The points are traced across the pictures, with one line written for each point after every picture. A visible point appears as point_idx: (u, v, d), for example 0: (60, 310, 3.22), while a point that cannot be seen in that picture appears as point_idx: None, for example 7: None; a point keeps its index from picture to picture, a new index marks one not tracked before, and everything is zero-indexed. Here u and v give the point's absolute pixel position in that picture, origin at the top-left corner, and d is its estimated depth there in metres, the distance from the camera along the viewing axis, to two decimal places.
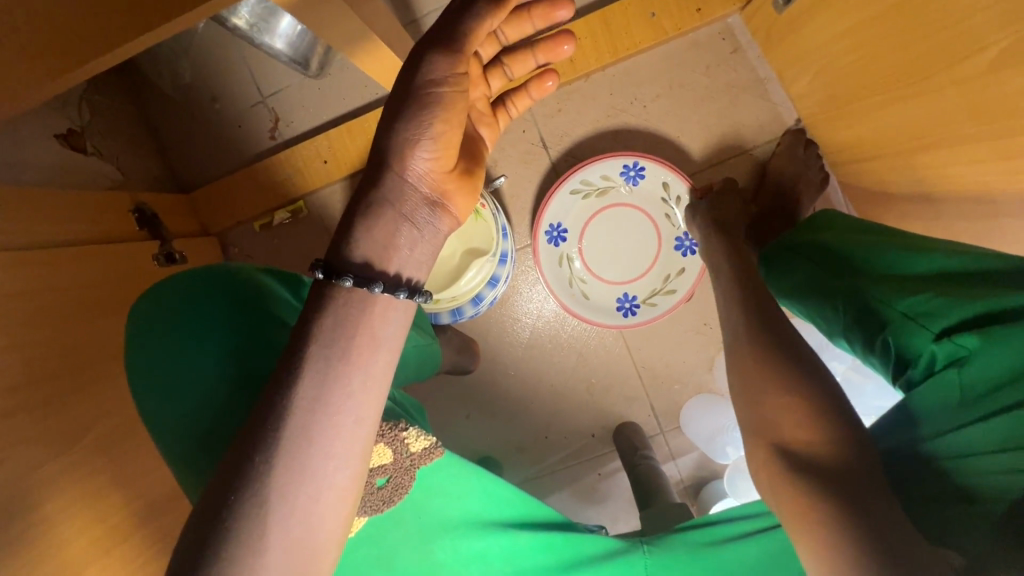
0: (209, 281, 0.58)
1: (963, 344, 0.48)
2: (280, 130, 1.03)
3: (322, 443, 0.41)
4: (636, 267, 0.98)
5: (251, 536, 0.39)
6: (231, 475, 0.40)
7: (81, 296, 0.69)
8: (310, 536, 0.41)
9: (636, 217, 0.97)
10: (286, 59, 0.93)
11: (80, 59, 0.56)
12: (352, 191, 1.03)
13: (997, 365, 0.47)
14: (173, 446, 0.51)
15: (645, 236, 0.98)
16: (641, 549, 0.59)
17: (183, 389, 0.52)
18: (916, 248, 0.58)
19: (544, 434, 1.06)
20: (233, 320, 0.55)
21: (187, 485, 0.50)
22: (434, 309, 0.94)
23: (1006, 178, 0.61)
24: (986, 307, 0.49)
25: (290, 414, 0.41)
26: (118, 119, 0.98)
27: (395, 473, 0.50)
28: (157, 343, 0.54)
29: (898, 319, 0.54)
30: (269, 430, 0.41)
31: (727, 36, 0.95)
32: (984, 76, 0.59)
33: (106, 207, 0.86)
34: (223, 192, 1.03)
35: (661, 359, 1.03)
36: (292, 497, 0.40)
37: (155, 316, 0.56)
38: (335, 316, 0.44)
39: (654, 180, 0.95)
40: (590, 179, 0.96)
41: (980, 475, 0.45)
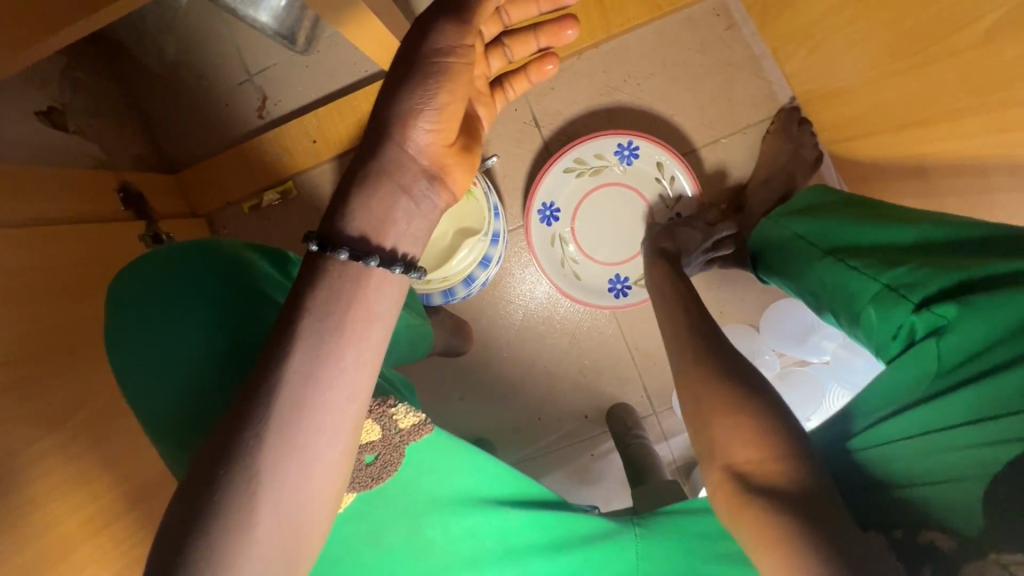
0: (193, 257, 0.57)
1: (942, 314, 0.47)
2: (267, 109, 1.01)
3: (314, 417, 0.41)
4: (629, 248, 0.98)
5: (241, 511, 0.38)
6: (221, 448, 0.40)
7: (65, 275, 0.68)
8: (300, 512, 0.40)
9: (629, 199, 0.97)
10: (273, 32, 0.91)
11: (55, 25, 0.55)
12: (341, 171, 1.01)
13: (975, 332, 0.45)
14: (157, 421, 0.50)
15: (639, 216, 0.97)
16: (631, 525, 0.61)
17: (167, 364, 0.51)
18: (901, 220, 0.57)
19: (537, 416, 1.06)
20: (224, 297, 0.54)
21: (172, 460, 0.50)
22: (426, 290, 0.93)
23: (1000, 151, 0.60)
24: (966, 276, 0.48)
25: (281, 388, 0.41)
26: (102, 97, 0.96)
27: (384, 449, 0.50)
28: (142, 318, 0.53)
29: (881, 291, 0.53)
30: (260, 404, 0.40)
31: (721, 12, 0.94)
32: (982, 44, 0.59)
33: (92, 186, 0.84)
34: (210, 173, 1.01)
35: (653, 341, 1.03)
36: (283, 471, 0.40)
37: (141, 291, 0.55)
38: (327, 288, 0.44)
39: (649, 159, 0.94)
40: (584, 159, 0.95)
41: (953, 450, 0.44)
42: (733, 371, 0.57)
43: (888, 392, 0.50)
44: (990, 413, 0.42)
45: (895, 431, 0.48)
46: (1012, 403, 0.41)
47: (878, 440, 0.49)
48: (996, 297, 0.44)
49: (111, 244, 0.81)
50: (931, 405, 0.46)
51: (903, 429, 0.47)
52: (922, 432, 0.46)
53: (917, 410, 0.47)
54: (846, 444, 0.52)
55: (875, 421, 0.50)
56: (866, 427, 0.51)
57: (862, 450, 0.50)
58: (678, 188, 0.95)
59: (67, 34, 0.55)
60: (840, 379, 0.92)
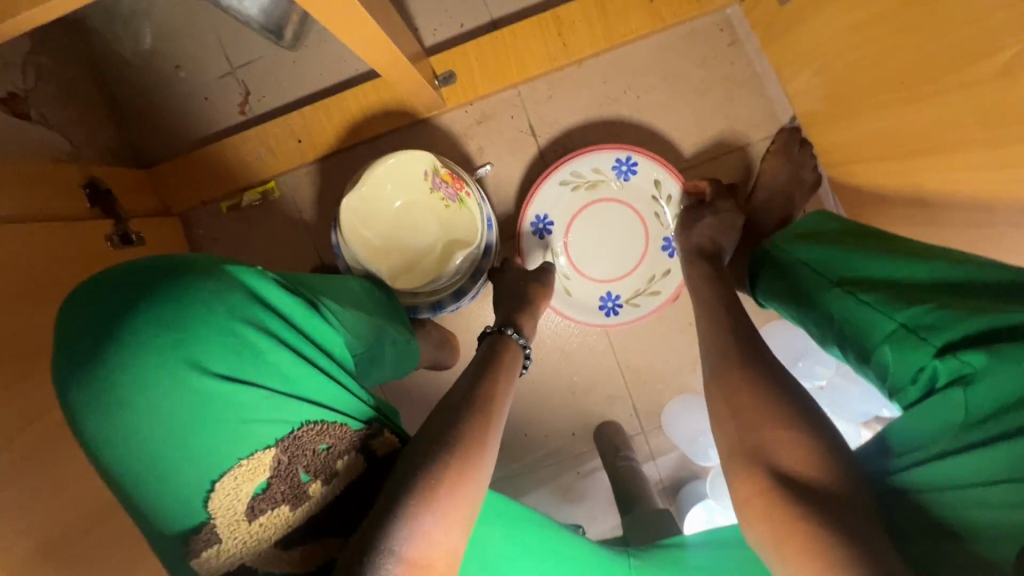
0: (158, 275, 0.48)
1: (969, 361, 0.46)
2: (250, 104, 0.96)
3: (484, 462, 0.48)
4: (624, 265, 0.95)
5: (428, 516, 0.44)
6: (403, 474, 0.46)
7: (18, 280, 0.63)
8: (458, 529, 0.45)
9: (625, 214, 0.94)
10: (258, 24, 0.85)
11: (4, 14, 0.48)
12: (325, 174, 0.97)
13: (1005, 386, 0.45)
14: (120, 473, 0.45)
15: (633, 234, 0.95)
16: (626, 557, 0.63)
17: (134, 415, 0.44)
18: (914, 255, 0.56)
19: (524, 432, 1.04)
20: (285, 366, 0.48)
21: (131, 506, 0.46)
22: (413, 301, 0.87)
23: (1004, 186, 0.60)
24: (991, 323, 0.47)
25: (462, 424, 0.49)
26: (69, 85, 0.90)
27: (321, 472, 0.48)
28: (97, 357, 0.45)
29: (897, 330, 0.52)
30: (444, 434, 0.48)
31: (724, 27, 0.93)
32: (994, 80, 0.57)
33: (52, 181, 0.78)
34: (187, 170, 0.95)
35: (645, 360, 1.01)
36: (458, 490, 0.46)
37: (95, 320, 0.46)
38: (477, 377, 0.57)
39: (646, 176, 0.92)
40: (581, 171, 0.92)
41: (985, 510, 0.44)
42: (743, 401, 0.55)
43: (912, 434, 0.50)
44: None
45: (930, 479, 0.47)
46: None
47: (919, 486, 0.48)
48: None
49: (76, 244, 0.75)
50: (960, 457, 0.45)
51: (938, 479, 0.47)
52: (955, 483, 0.46)
53: (949, 460, 0.46)
54: (881, 488, 0.51)
55: (907, 466, 0.49)
56: (903, 468, 0.50)
57: (902, 494, 0.49)
58: (667, 208, 0.93)
59: (9, 25, 0.49)
60: (838, 410, 0.90)
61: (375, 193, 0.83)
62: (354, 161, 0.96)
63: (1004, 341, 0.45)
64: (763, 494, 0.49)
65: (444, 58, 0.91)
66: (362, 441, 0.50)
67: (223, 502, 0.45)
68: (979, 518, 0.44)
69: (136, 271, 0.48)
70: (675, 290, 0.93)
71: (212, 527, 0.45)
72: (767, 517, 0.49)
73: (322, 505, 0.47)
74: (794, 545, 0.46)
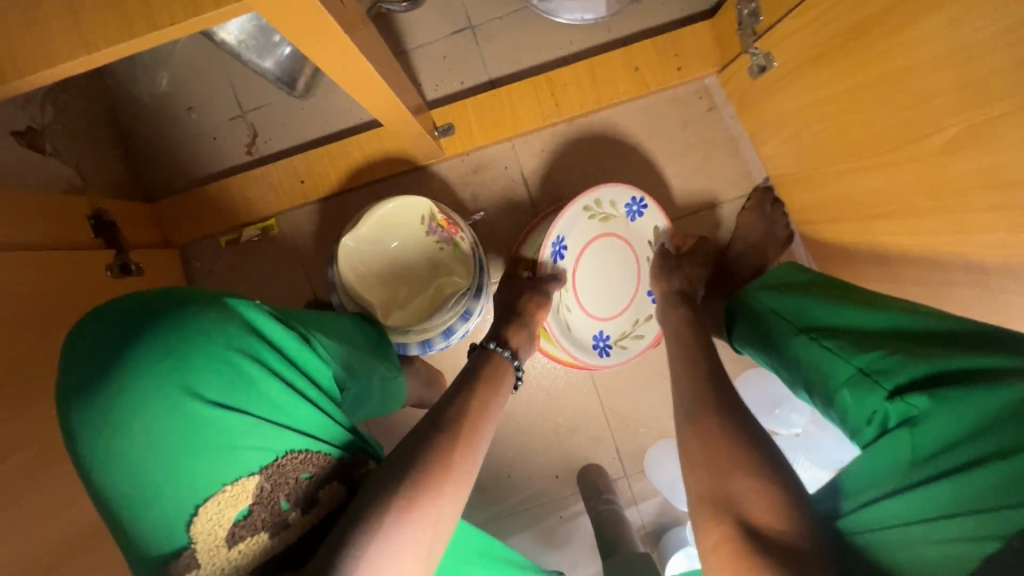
0: (160, 307, 0.49)
1: (913, 404, 0.50)
2: (257, 145, 1.01)
3: (454, 481, 0.50)
4: (615, 305, 1.00)
5: (392, 529, 0.45)
6: (373, 490, 0.48)
7: (19, 308, 0.65)
8: (421, 545, 0.47)
9: (620, 253, 0.99)
10: (273, 77, 0.91)
11: (37, 65, 0.52)
12: (327, 214, 1.01)
13: (946, 424, 0.48)
14: (107, 500, 0.46)
15: (622, 273, 1.00)
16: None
17: (127, 442, 0.45)
18: (867, 305, 0.62)
19: (507, 474, 1.05)
20: (277, 397, 0.50)
21: (116, 532, 0.47)
22: (404, 339, 0.87)
23: (956, 249, 0.66)
24: (932, 367, 0.51)
25: (438, 444, 0.51)
26: (84, 122, 0.94)
27: (300, 501, 0.49)
28: (94, 384, 0.46)
29: (854, 374, 0.56)
30: (420, 453, 0.50)
31: (704, 94, 1.01)
32: (939, 155, 0.63)
33: (59, 210, 0.81)
34: (190, 205, 0.99)
35: (628, 404, 1.04)
36: (427, 506, 0.47)
37: (95, 347, 0.47)
38: (460, 399, 0.59)
39: (651, 221, 0.96)
40: (599, 203, 0.94)
41: (929, 544, 0.44)
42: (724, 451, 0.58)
43: (868, 475, 0.52)
44: (965, 507, 0.43)
45: (880, 517, 0.49)
46: (979, 500, 0.43)
47: (870, 525, 0.49)
48: (962, 391, 0.47)
49: (76, 272, 0.78)
50: (904, 494, 0.48)
51: (890, 517, 0.48)
52: (898, 522, 0.47)
53: (895, 498, 0.48)
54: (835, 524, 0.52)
55: (859, 505, 0.51)
56: (856, 507, 0.51)
57: (855, 532, 0.51)
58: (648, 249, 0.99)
59: (43, 75, 0.53)
60: (811, 456, 0.93)
61: (378, 233, 0.88)
62: (354, 203, 1.00)
63: (943, 384, 0.49)
64: (730, 533, 0.52)
65: (444, 111, 0.97)
66: (343, 469, 0.53)
67: (206, 529, 0.46)
68: (918, 554, 0.45)
69: (143, 300, 0.50)
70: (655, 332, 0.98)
71: (193, 552, 0.45)
72: (736, 542, 0.52)
73: (298, 532, 0.49)
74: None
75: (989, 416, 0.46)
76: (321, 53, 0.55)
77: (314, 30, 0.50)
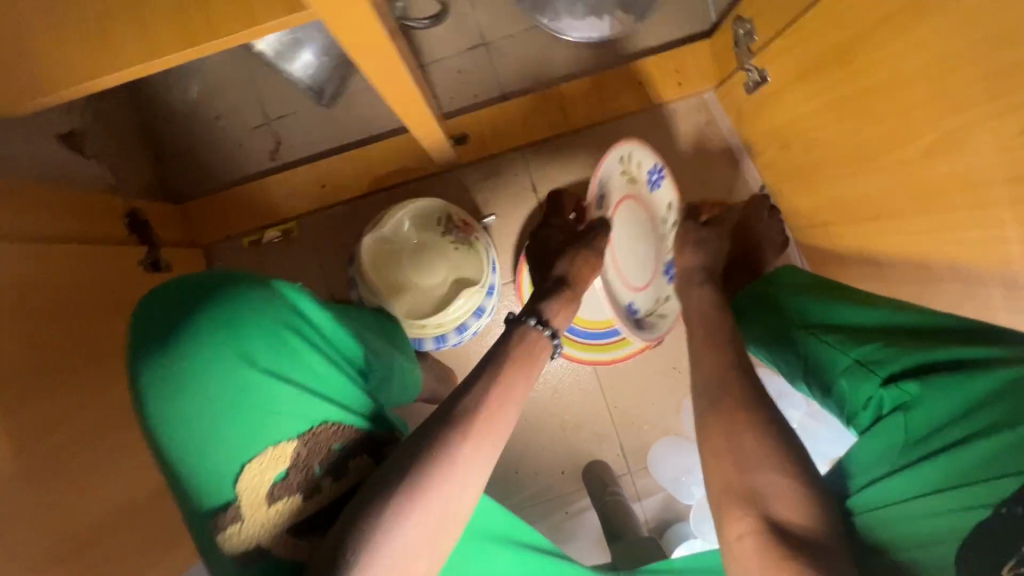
0: (217, 283, 0.55)
1: (906, 390, 0.55)
2: (281, 152, 1.06)
3: (472, 455, 0.51)
4: (642, 278, 0.96)
5: (412, 505, 0.48)
6: (394, 466, 0.50)
7: (61, 300, 0.70)
8: (446, 517, 0.49)
9: (644, 218, 0.95)
10: (303, 85, 0.99)
11: (98, 71, 0.56)
12: (347, 217, 1.06)
13: (937, 410, 0.53)
14: (164, 456, 0.50)
15: (648, 240, 0.95)
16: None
17: (186, 403, 0.50)
18: (861, 303, 0.66)
19: (515, 470, 1.08)
20: (319, 369, 0.54)
21: (170, 487, 0.51)
22: (419, 334, 0.93)
23: (938, 247, 0.71)
24: (916, 360, 0.57)
25: (455, 420, 0.52)
26: (117, 128, 1.00)
27: (333, 470, 0.53)
28: (159, 349, 0.51)
29: (851, 364, 0.61)
30: (439, 429, 0.51)
31: (702, 109, 1.08)
32: (921, 159, 0.68)
33: (99, 208, 0.86)
34: (215, 207, 1.04)
35: (631, 403, 1.08)
36: (445, 481, 0.49)
37: (158, 316, 0.52)
38: (481, 369, 0.58)
39: (664, 194, 0.91)
40: (628, 160, 0.93)
41: (922, 518, 0.50)
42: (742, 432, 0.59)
43: (866, 459, 0.57)
44: (954, 481, 0.49)
45: (879, 497, 0.54)
46: (968, 474, 0.48)
47: (868, 506, 0.55)
48: (950, 379, 0.53)
49: (111, 263, 0.82)
50: (899, 474, 0.53)
51: (886, 497, 0.53)
52: (897, 501, 0.52)
53: (893, 478, 0.53)
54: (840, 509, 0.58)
55: (860, 487, 0.56)
56: (858, 490, 0.56)
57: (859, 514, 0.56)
58: (671, 212, 0.91)
59: (103, 81, 0.57)
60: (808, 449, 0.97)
61: (397, 233, 0.93)
62: (372, 207, 1.06)
63: (934, 374, 0.55)
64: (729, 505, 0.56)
65: (459, 120, 1.03)
66: (374, 443, 0.56)
67: (249, 486, 0.50)
68: (911, 530, 0.51)
69: (199, 279, 0.55)
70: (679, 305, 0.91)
71: (237, 508, 0.49)
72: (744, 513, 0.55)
73: (329, 498, 0.52)
74: (758, 543, 0.52)
75: (973, 402, 0.51)
76: (364, 57, 0.60)
77: (357, 36, 0.56)
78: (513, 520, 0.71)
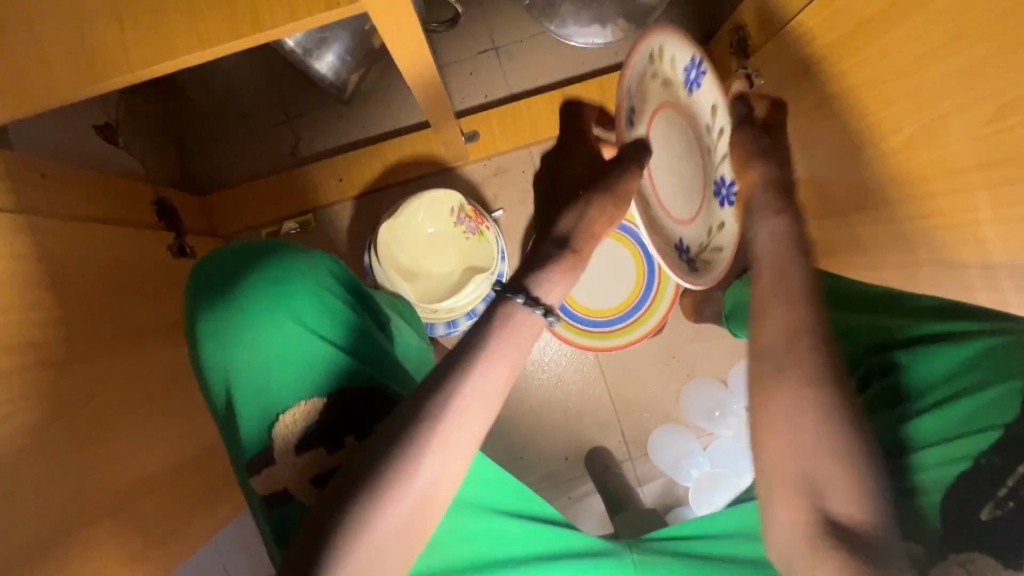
0: (272, 252, 0.65)
1: (897, 360, 0.59)
2: (300, 148, 1.12)
3: (446, 445, 0.48)
4: (689, 208, 0.76)
5: (383, 497, 0.46)
6: (366, 456, 0.48)
7: (99, 278, 0.75)
8: (422, 507, 0.48)
9: (681, 132, 0.73)
10: (327, 82, 1.03)
11: (148, 61, 0.61)
12: (362, 209, 1.11)
13: (924, 376, 0.58)
14: (217, 393, 0.60)
15: (687, 161, 0.74)
16: (627, 553, 0.70)
17: (238, 347, 0.59)
18: (851, 284, 0.72)
19: (520, 455, 1.12)
20: (351, 330, 0.63)
21: (221, 424, 0.60)
22: (432, 320, 0.98)
23: (920, 233, 0.76)
24: (909, 332, 0.61)
25: (430, 406, 0.48)
26: (145, 126, 1.06)
27: (357, 429, 0.58)
28: (222, 302, 0.62)
29: (843, 338, 0.65)
30: (411, 417, 0.48)
31: None
32: (900, 151, 0.73)
33: (131, 195, 0.91)
34: (236, 199, 1.09)
35: (633, 391, 1.12)
36: (417, 472, 0.47)
37: (224, 276, 0.64)
38: (459, 347, 0.52)
39: (711, 92, 0.67)
40: (659, 56, 0.71)
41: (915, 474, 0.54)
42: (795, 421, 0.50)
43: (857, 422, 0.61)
44: (942, 438, 0.53)
45: None
46: (951, 431, 0.53)
47: None
48: (936, 349, 0.57)
49: (140, 244, 0.87)
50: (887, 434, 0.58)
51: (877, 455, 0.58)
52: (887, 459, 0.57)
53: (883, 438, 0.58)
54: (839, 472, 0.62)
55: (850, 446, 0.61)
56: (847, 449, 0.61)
57: None
58: (719, 118, 0.67)
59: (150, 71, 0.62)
60: None
61: (411, 220, 0.98)
62: (386, 200, 1.11)
63: (923, 344, 0.59)
64: None
65: (470, 119, 1.09)
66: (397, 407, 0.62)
67: (286, 430, 0.57)
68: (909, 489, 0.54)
69: (254, 250, 0.66)
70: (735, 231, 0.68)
71: (272, 447, 0.57)
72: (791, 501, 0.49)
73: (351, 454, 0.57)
74: None
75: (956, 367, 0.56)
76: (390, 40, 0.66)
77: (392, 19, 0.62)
78: (524, 493, 0.72)
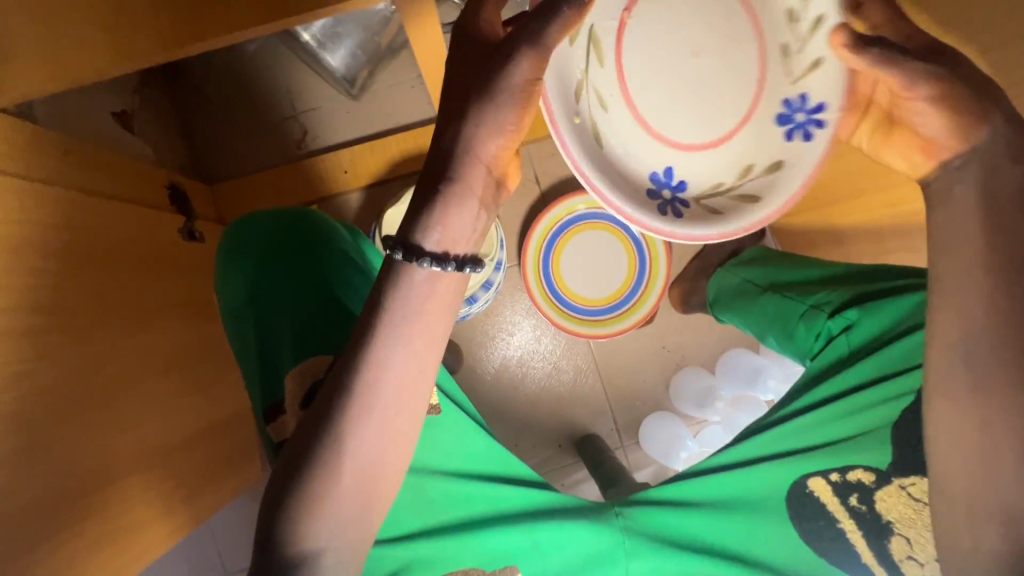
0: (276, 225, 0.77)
1: (848, 316, 0.73)
2: (307, 142, 1.17)
3: (379, 408, 0.50)
4: (703, 134, 0.56)
5: (330, 461, 0.50)
6: (309, 425, 0.51)
7: (123, 249, 0.78)
8: (372, 466, 0.52)
9: (736, 21, 0.54)
10: (338, 74, 1.09)
11: (180, 42, 0.66)
12: (368, 200, 1.16)
13: (870, 326, 0.72)
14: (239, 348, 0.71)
15: (729, 64, 0.55)
16: (614, 515, 0.74)
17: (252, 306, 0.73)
18: (808, 264, 0.85)
19: (515, 442, 1.16)
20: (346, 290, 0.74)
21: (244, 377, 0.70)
22: None
23: None
24: (853, 292, 0.75)
25: (359, 373, 0.50)
26: (159, 115, 1.10)
27: None
28: (240, 269, 0.75)
29: (807, 308, 0.77)
30: (342, 385, 0.50)
31: None
32: None
33: (147, 179, 0.95)
34: (243, 189, 1.12)
35: (625, 380, 1.17)
36: (357, 436, 0.50)
37: (240, 246, 0.76)
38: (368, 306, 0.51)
39: None
40: None
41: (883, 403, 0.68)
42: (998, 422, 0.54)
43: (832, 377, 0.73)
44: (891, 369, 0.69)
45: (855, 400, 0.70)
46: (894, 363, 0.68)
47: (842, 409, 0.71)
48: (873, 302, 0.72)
49: (156, 223, 0.90)
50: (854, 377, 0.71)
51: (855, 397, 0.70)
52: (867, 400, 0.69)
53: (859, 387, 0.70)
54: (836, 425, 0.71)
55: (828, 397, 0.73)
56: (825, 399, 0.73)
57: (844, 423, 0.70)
58: (817, 3, 0.52)
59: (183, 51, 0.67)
60: None
61: None
62: (389, 192, 1.16)
63: (863, 301, 0.73)
64: None
65: None
66: None
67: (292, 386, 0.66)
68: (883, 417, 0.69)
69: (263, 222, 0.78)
70: (818, 160, 0.52)
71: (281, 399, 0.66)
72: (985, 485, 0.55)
73: None
74: None
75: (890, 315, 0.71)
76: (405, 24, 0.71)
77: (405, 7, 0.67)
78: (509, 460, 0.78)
